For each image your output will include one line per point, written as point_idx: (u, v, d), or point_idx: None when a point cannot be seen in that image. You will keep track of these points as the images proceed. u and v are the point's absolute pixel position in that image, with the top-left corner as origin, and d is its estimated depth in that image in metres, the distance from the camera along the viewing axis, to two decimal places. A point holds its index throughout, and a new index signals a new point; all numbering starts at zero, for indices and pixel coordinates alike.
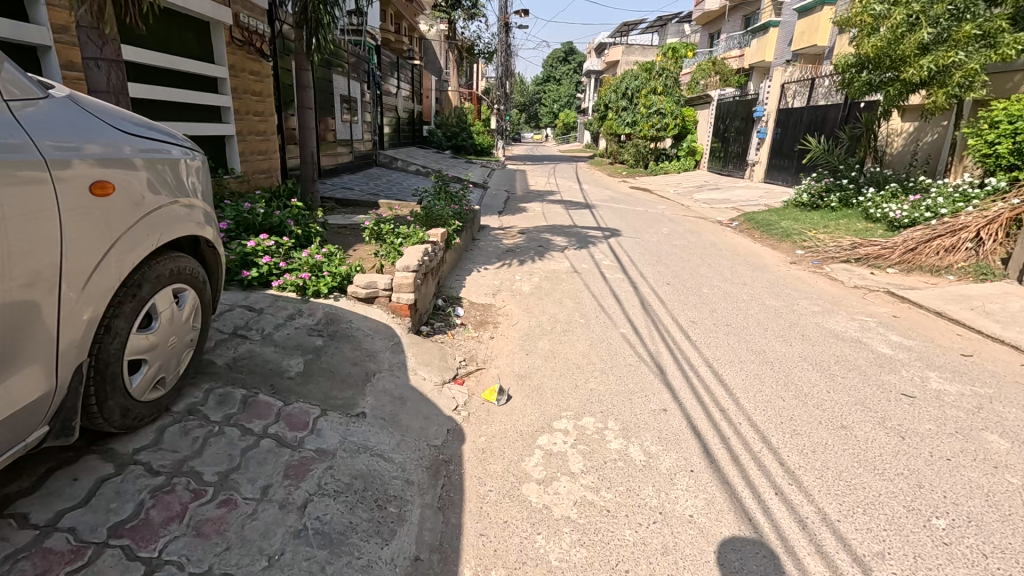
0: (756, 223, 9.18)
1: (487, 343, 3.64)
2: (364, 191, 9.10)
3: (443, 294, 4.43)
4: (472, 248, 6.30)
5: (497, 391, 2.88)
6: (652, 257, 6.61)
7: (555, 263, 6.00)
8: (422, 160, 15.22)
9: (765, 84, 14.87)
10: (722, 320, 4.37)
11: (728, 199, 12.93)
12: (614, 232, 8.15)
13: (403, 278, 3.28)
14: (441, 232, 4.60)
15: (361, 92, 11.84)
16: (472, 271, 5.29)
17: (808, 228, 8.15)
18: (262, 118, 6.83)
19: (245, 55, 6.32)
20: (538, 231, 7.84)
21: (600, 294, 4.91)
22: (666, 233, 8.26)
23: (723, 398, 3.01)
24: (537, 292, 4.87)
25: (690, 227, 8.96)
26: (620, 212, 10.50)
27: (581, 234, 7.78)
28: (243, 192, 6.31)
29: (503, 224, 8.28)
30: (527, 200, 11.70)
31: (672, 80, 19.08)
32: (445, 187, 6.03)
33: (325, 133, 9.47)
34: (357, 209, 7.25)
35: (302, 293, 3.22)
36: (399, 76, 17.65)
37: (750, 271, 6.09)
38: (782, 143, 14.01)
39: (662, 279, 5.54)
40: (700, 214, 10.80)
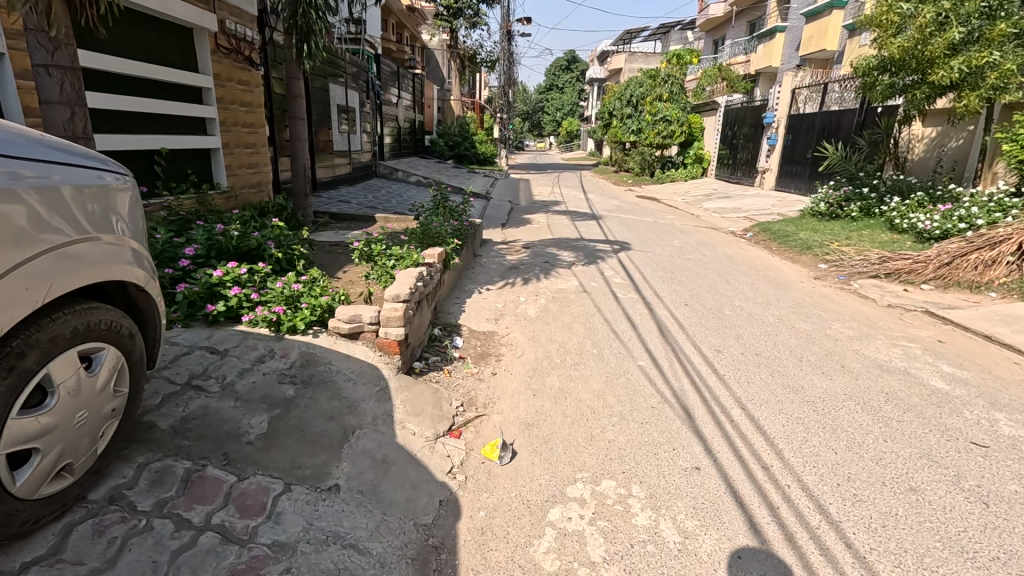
0: (772, 235, 8.74)
1: (490, 380, 3.22)
2: (361, 204, 8.72)
3: (441, 321, 4.03)
4: (474, 266, 5.90)
5: (499, 447, 2.45)
6: (665, 273, 6.18)
7: (563, 282, 5.58)
8: (423, 170, 14.87)
9: (774, 89, 14.48)
10: (750, 349, 3.92)
11: (739, 208, 12.49)
12: (624, 245, 7.73)
13: (390, 311, 2.87)
14: (438, 252, 4.20)
15: (359, 101, 11.53)
16: (473, 293, 4.88)
17: (829, 240, 7.70)
18: (252, 130, 6.48)
19: (233, 63, 5.98)
20: (544, 245, 7.44)
21: (613, 318, 4.48)
22: (679, 246, 7.83)
23: (765, 452, 2.57)
24: (544, 317, 4.45)
25: (703, 239, 8.53)
26: (628, 223, 10.09)
27: (588, 248, 7.36)
28: (230, 208, 5.95)
29: (506, 238, 7.87)
30: (531, 211, 11.31)
31: (678, 86, 18.74)
32: (445, 201, 5.65)
33: (322, 144, 9.13)
34: (352, 224, 6.87)
35: (276, 329, 2.80)
36: (401, 86, 17.40)
37: (772, 288, 5.65)
38: (794, 150, 13.59)
39: (679, 299, 5.10)
40: (712, 224, 10.37)
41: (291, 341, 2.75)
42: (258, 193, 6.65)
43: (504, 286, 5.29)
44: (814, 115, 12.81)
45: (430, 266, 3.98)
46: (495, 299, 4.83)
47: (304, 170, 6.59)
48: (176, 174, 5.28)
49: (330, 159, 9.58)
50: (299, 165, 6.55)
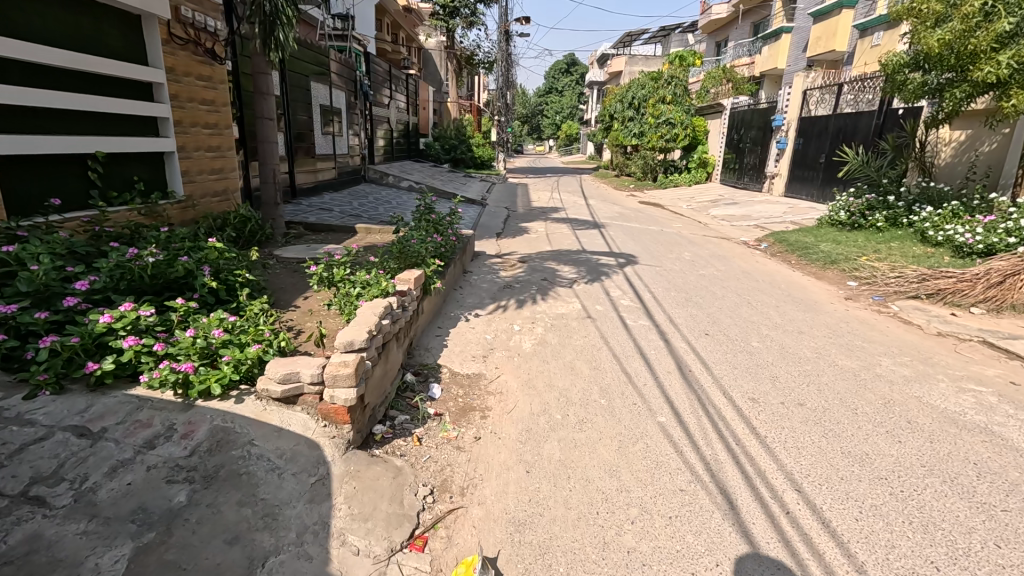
0: (790, 246, 8.06)
1: (471, 449, 2.52)
2: (344, 213, 8.04)
3: (416, 360, 3.34)
4: (462, 285, 5.21)
5: (477, 570, 1.74)
6: (679, 292, 5.51)
7: (564, 304, 4.89)
8: (417, 174, 14.22)
9: (784, 90, 13.81)
10: (791, 396, 3.23)
11: (749, 215, 11.85)
12: (630, 258, 7.04)
13: (336, 368, 2.19)
14: (414, 276, 3.51)
15: (347, 102, 10.85)
16: (459, 321, 4.19)
17: (855, 253, 7.03)
18: (215, 132, 5.79)
19: (190, 56, 5.30)
20: (542, 258, 6.75)
21: (622, 353, 3.80)
22: (690, 259, 7.15)
23: (842, 570, 1.89)
24: (541, 351, 3.76)
25: (716, 251, 7.85)
26: (632, 232, 9.42)
27: (591, 263, 6.67)
28: (187, 220, 5.27)
29: (502, 250, 7.19)
30: (530, 218, 10.64)
31: (681, 88, 18.08)
32: (429, 212, 4.97)
33: (303, 147, 8.46)
34: (328, 237, 6.18)
35: (184, 393, 2.11)
36: (395, 87, 16.77)
37: (801, 312, 4.97)
38: (805, 154, 12.94)
39: (698, 326, 4.42)
40: (722, 233, 9.70)
41: (201, 410, 2.06)
42: (224, 201, 5.96)
43: (496, 310, 4.61)
44: (828, 117, 12.14)
45: (403, 294, 3.29)
46: (486, 327, 4.14)
47: (274, 176, 5.90)
48: (121, 182, 4.60)
49: (313, 164, 8.90)
50: (268, 171, 5.86)
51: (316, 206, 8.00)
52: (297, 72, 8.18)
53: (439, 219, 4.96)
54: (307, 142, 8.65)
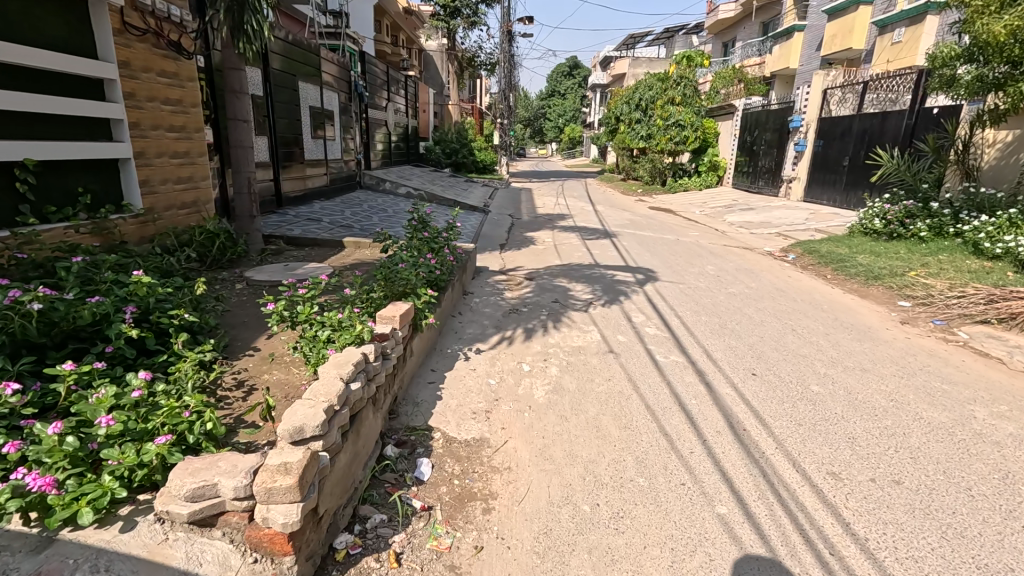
0: (822, 258, 7.35)
1: (470, 570, 1.82)
2: (333, 224, 7.36)
3: (401, 423, 2.65)
4: (461, 311, 4.52)
5: None
6: (711, 316, 4.80)
7: (580, 335, 4.18)
8: (417, 180, 13.57)
9: (802, 90, 13.11)
10: (882, 469, 2.52)
11: (769, 222, 11.12)
12: (648, 274, 6.34)
13: (269, 479, 1.49)
14: (401, 313, 2.83)
15: (341, 104, 10.19)
16: (457, 361, 3.49)
17: (900, 267, 6.30)
18: (182, 135, 5.11)
19: (150, 49, 4.63)
20: (551, 275, 6.05)
21: (656, 404, 3.09)
22: (715, 275, 6.42)
23: None
24: (556, 403, 3.05)
25: (741, 265, 7.14)
26: (647, 242, 8.70)
27: (606, 280, 5.96)
28: (147, 237, 4.58)
29: (506, 265, 6.51)
30: (535, 227, 9.96)
31: (691, 88, 17.37)
32: (422, 227, 4.27)
33: (289, 153, 7.79)
34: (312, 253, 5.50)
35: (42, 520, 1.43)
36: (394, 89, 16.14)
37: (857, 342, 4.25)
38: (826, 156, 12.24)
39: (742, 364, 3.70)
40: (744, 243, 9.00)
41: (62, 551, 1.37)
42: (194, 214, 5.28)
43: (501, 343, 3.91)
44: (852, 117, 11.42)
45: (383, 339, 2.59)
46: (489, 368, 3.44)
47: (249, 185, 5.21)
48: (61, 196, 3.92)
49: (301, 170, 8.23)
50: (242, 179, 5.17)
51: (303, 216, 7.32)
52: (283, 71, 7.51)
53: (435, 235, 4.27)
54: (295, 147, 7.99)
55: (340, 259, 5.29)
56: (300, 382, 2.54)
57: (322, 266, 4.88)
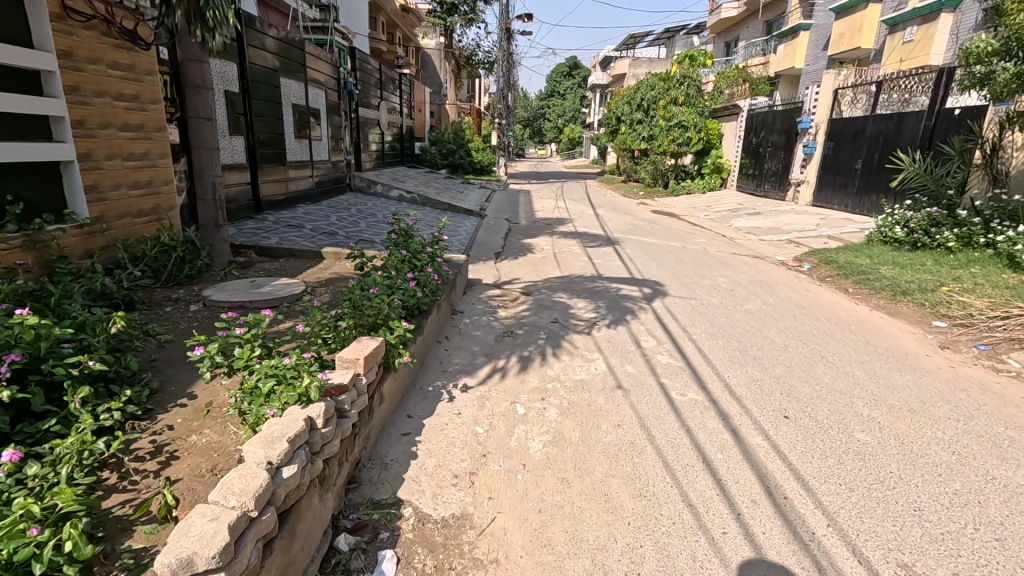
0: (841, 269, 6.86)
1: None
2: (315, 231, 6.84)
3: (362, 498, 2.13)
4: (449, 334, 4.00)
5: None
6: (729, 340, 4.28)
7: (583, 365, 3.66)
8: (411, 182, 13.05)
9: (811, 89, 12.61)
10: (967, 560, 2.00)
11: (778, 228, 10.62)
12: (655, 288, 5.84)
13: None
14: (367, 355, 2.30)
15: (329, 102, 9.64)
16: (438, 402, 2.97)
17: (930, 281, 5.80)
18: (139, 134, 4.57)
19: (99, 37, 4.10)
20: (549, 289, 5.52)
21: (677, 462, 2.56)
22: (728, 289, 5.91)
23: None
24: (556, 460, 2.53)
25: (754, 277, 6.64)
26: (651, 250, 8.19)
27: (609, 295, 5.45)
28: (93, 250, 4.04)
29: (501, 277, 5.99)
30: (533, 233, 9.45)
31: (695, 88, 16.72)
32: (403, 242, 3.76)
33: (268, 154, 7.25)
34: (286, 267, 4.98)
35: None
36: (388, 88, 15.63)
37: (898, 373, 3.74)
38: (836, 159, 11.76)
39: (772, 403, 3.19)
40: (754, 251, 8.49)
41: None
42: (153, 221, 4.73)
43: (491, 377, 3.39)
44: (865, 119, 10.92)
45: (340, 392, 2.08)
46: (476, 411, 2.92)
47: (214, 189, 4.67)
48: None
49: (283, 173, 7.69)
50: (206, 184, 4.63)
51: (283, 223, 6.81)
52: (262, 65, 6.99)
53: (418, 251, 3.76)
54: (275, 148, 7.45)
55: (316, 273, 4.77)
56: (233, 447, 2.02)
57: (294, 282, 4.36)
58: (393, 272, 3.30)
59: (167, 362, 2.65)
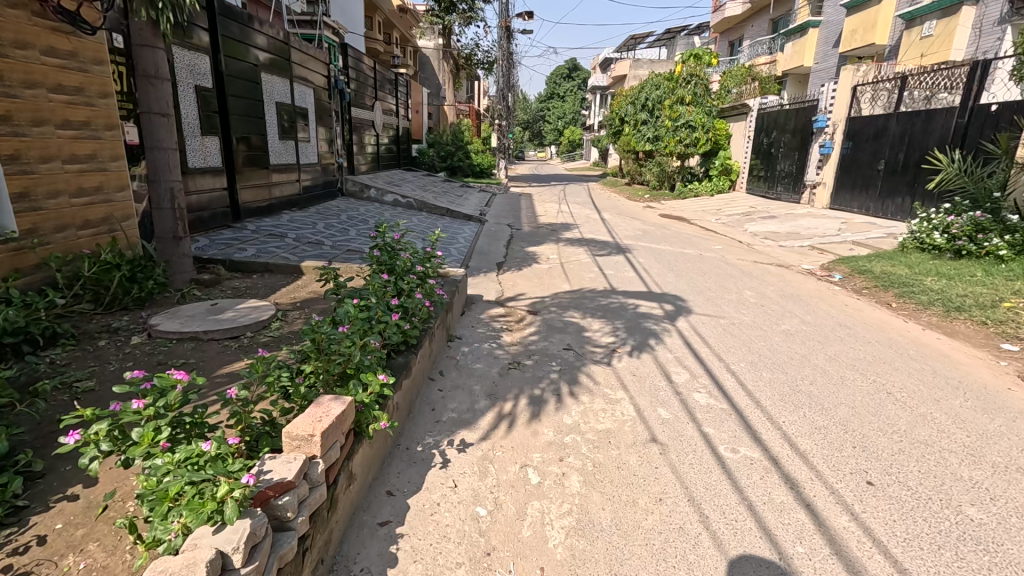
0: (878, 280, 6.22)
1: None
2: (298, 240, 6.20)
3: None
4: (444, 369, 3.36)
5: None
6: (774, 370, 3.65)
7: (607, 410, 3.01)
8: (408, 186, 12.44)
9: (827, 87, 12.01)
10: None
11: (797, 233, 9.99)
12: (677, 304, 5.20)
13: None
14: (326, 428, 1.68)
15: (318, 101, 9.02)
16: (428, 469, 2.33)
17: (986, 295, 5.17)
18: (84, 134, 3.94)
19: (28, 18, 3.47)
20: (559, 308, 4.88)
21: (746, 562, 1.91)
22: (759, 305, 5.27)
23: None
24: (584, 562, 1.88)
25: (784, 290, 5.99)
26: (666, 259, 7.57)
27: (627, 314, 4.81)
28: (21, 270, 3.38)
29: (504, 292, 5.35)
30: (537, 240, 8.81)
31: (702, 87, 16.16)
32: (388, 260, 3.13)
33: (248, 157, 6.62)
34: (258, 285, 4.33)
35: None
36: (385, 88, 15.07)
37: (986, 416, 3.09)
38: (856, 159, 11.15)
39: (847, 464, 2.54)
40: (777, 259, 7.86)
41: None
42: (102, 234, 4.07)
43: (494, 428, 2.75)
44: (887, 117, 10.32)
45: (283, 492, 1.46)
46: (477, 482, 2.28)
47: (172, 197, 4.00)
48: None
49: (265, 177, 7.05)
50: (161, 190, 3.96)
51: (263, 233, 6.17)
52: (239, 59, 6.36)
53: (407, 271, 3.11)
54: (256, 150, 6.81)
55: (286, 293, 4.11)
56: None
57: (258, 305, 3.70)
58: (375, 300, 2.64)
59: (69, 430, 2.00)
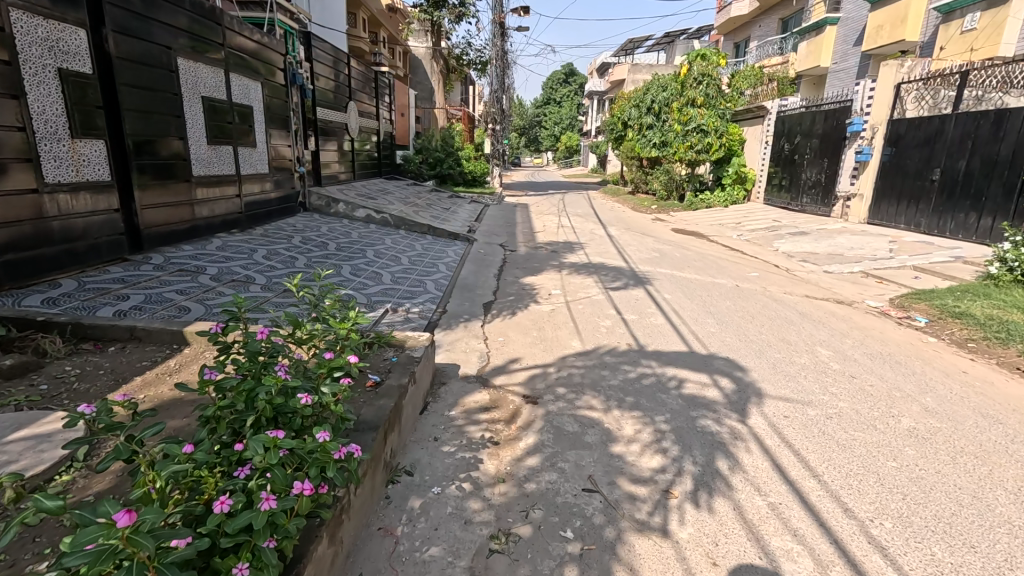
0: (987, 328, 4.75)
1: None
2: (217, 279, 4.65)
3: None
4: (365, 573, 1.77)
5: None
6: (951, 541, 2.11)
7: None
8: (388, 197, 10.94)
9: (864, 85, 10.57)
10: None
11: (840, 254, 8.53)
12: (737, 377, 3.67)
13: None
14: None
15: (272, 99, 7.48)
16: None
17: None
18: None
19: None
20: (570, 390, 3.34)
21: None
22: (849, 376, 3.77)
23: None
24: None
25: (866, 344, 4.50)
26: (697, 294, 6.06)
27: (669, 400, 3.27)
28: None
29: (490, 358, 3.81)
30: (537, 266, 7.29)
31: (715, 88, 14.70)
32: (235, 394, 1.55)
33: (157, 167, 5.06)
34: (99, 370, 2.78)
35: None
36: (365, 88, 13.55)
37: None
38: (901, 167, 9.69)
39: None
40: (832, 293, 6.37)
41: None
42: None
43: None
44: (941, 118, 8.87)
45: None
46: None
47: None
48: None
49: (185, 194, 5.49)
50: None
51: (170, 271, 4.63)
52: (140, 38, 4.81)
53: (272, 416, 1.51)
54: (172, 159, 5.27)
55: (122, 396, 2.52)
56: None
57: (40, 433, 2.10)
58: (129, 560, 1.04)
59: None
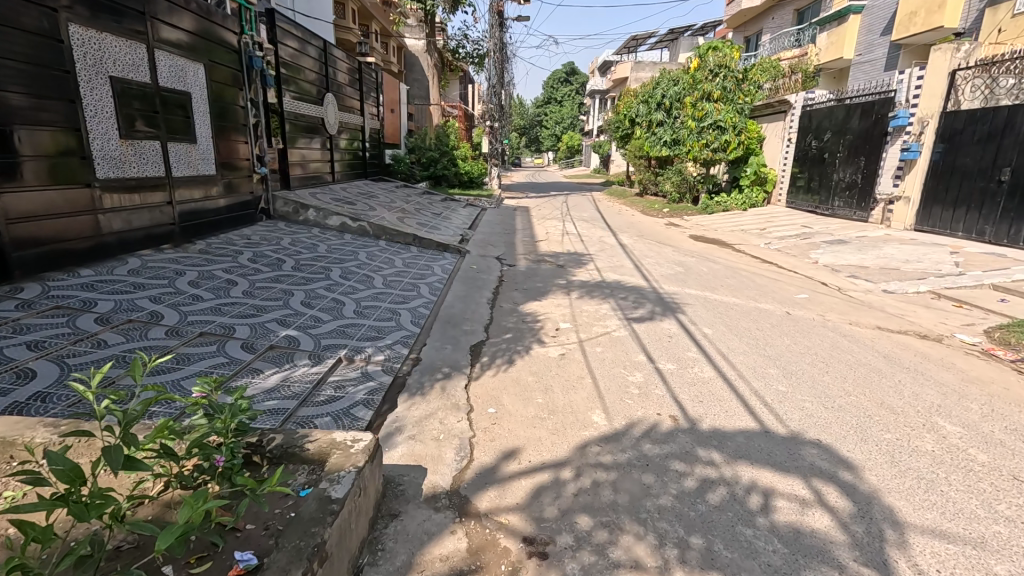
0: None
1: None
2: (104, 322, 3.40)
3: None
4: None
5: None
6: None
7: None
8: (371, 202, 9.69)
9: (910, 74, 9.31)
10: None
11: (893, 268, 7.29)
12: (849, 485, 2.41)
13: None
14: None
15: (220, 86, 6.22)
16: None
17: None
18: None
19: None
20: (600, 526, 2.08)
21: None
22: (1012, 479, 2.51)
23: None
24: None
25: (998, 411, 3.24)
26: (743, 326, 4.80)
27: (761, 547, 2.00)
28: None
29: (472, 454, 2.53)
30: (541, 285, 6.04)
31: (733, 81, 13.43)
32: None
33: (35, 168, 3.82)
34: None
35: None
36: (350, 80, 12.28)
37: None
38: (958, 166, 8.43)
39: None
40: (908, 323, 5.11)
41: None
42: None
43: None
44: (1011, 109, 7.62)
45: None
46: None
47: None
48: None
49: (83, 204, 4.25)
50: None
51: (40, 309, 3.41)
52: None
53: None
54: (58, 156, 4.01)
55: None
56: None
57: None
58: None
59: None
